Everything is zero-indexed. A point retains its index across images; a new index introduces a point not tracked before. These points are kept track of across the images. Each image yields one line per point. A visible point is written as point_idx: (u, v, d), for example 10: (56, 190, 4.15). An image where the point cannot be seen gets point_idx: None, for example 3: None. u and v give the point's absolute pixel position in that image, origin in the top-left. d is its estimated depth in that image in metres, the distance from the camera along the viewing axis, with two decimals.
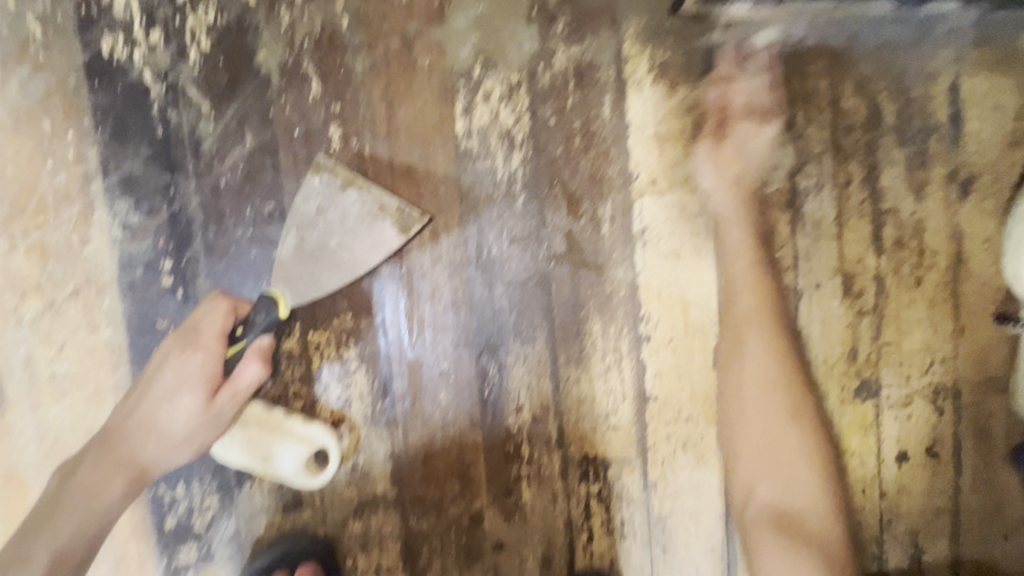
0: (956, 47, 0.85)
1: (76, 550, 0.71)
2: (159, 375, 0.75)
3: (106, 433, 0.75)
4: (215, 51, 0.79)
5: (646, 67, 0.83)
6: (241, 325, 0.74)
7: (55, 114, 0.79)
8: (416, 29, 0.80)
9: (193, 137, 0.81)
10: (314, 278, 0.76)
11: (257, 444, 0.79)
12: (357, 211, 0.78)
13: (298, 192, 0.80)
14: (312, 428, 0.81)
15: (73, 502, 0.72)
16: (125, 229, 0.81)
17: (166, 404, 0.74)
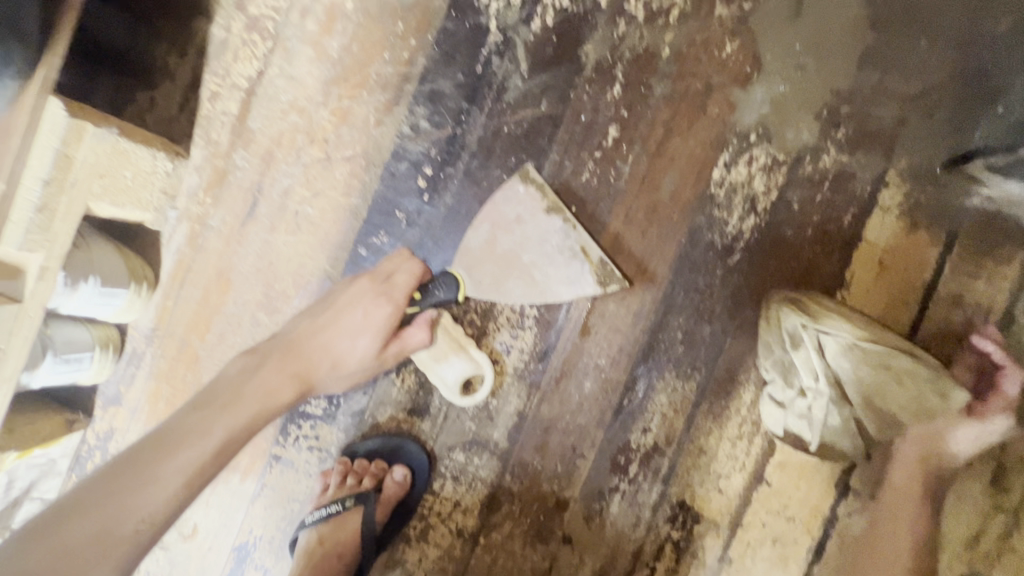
0: None
1: (239, 441, 0.79)
2: (348, 310, 0.86)
3: (280, 351, 0.85)
4: (553, 29, 0.93)
5: (898, 200, 0.89)
6: (422, 291, 0.86)
7: (410, 22, 0.95)
8: (720, 82, 0.91)
9: (501, 85, 0.94)
10: (498, 274, 0.87)
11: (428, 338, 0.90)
12: (559, 241, 0.88)
13: (501, 191, 0.90)
14: (472, 349, 0.90)
15: (244, 398, 0.81)
16: (412, 129, 0.95)
17: (349, 338, 0.86)
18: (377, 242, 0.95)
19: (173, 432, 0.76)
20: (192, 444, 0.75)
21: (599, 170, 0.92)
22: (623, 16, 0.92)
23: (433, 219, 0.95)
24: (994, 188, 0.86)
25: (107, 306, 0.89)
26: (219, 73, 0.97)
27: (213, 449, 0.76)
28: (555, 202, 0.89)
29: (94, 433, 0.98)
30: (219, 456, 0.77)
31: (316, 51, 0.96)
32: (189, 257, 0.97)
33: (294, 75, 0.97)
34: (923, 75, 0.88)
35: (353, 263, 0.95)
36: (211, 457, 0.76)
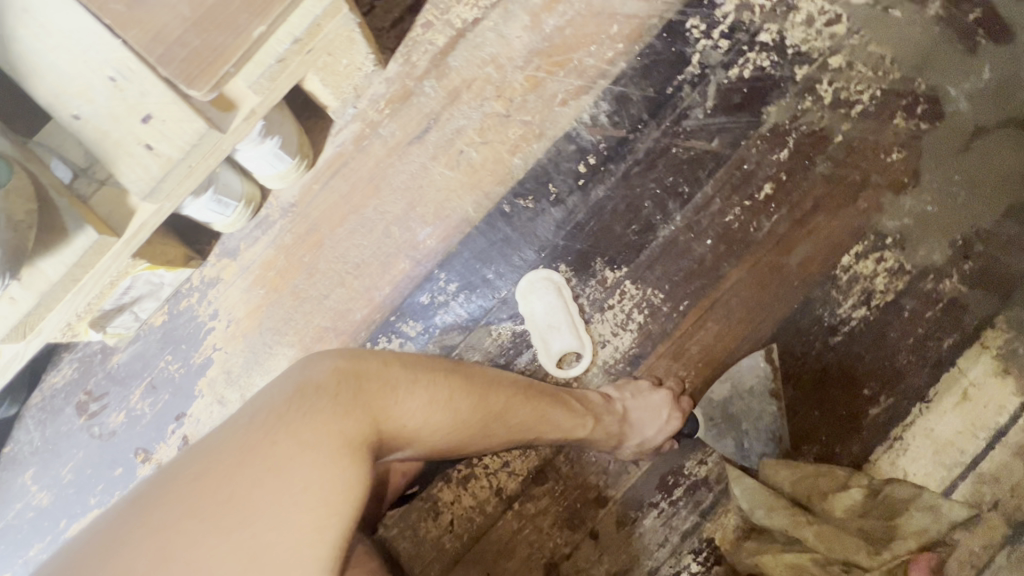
0: None
1: (470, 427, 0.71)
2: (652, 404, 0.92)
3: (596, 418, 0.87)
4: (747, 82, 1.01)
5: (997, 342, 0.95)
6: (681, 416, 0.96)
7: (624, 28, 1.03)
8: (876, 182, 0.98)
9: (684, 111, 1.01)
10: (715, 428, 0.96)
11: (555, 315, 0.96)
12: (773, 426, 0.95)
13: (742, 358, 0.97)
14: (589, 339, 0.97)
15: (539, 424, 0.81)
16: (590, 119, 1.02)
17: (650, 431, 0.91)
18: (522, 204, 1.01)
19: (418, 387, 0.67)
20: (441, 402, 0.68)
21: (744, 217, 0.99)
22: (811, 94, 1.00)
23: (580, 204, 1.01)
24: None
25: (270, 168, 0.96)
26: (439, 7, 1.05)
27: (454, 418, 0.69)
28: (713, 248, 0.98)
29: (201, 275, 1.03)
30: (449, 426, 0.68)
31: (531, 20, 1.04)
32: (350, 154, 1.03)
33: (504, 34, 1.04)
34: None
35: (494, 215, 1.01)
36: (447, 424, 0.68)
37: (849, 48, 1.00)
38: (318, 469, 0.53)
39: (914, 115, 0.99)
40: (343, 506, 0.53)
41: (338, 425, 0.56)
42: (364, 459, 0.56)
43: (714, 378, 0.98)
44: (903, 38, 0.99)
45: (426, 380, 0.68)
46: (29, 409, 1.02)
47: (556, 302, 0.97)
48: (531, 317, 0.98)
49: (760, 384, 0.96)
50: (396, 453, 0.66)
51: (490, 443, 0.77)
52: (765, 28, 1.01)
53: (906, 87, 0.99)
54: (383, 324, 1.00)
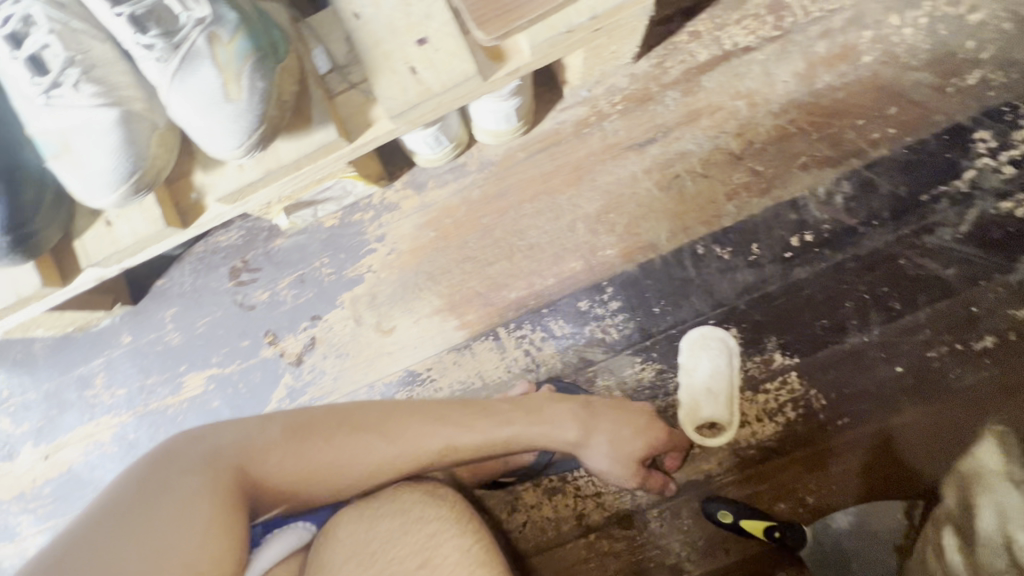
0: None
1: (439, 450, 0.73)
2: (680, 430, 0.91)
3: (522, 409, 0.80)
4: (1016, 222, 0.89)
5: None
6: (781, 525, 0.88)
7: (904, 114, 0.93)
8: None
9: (929, 226, 0.91)
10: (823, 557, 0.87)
11: (716, 380, 0.91)
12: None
13: (879, 501, 0.88)
14: (736, 418, 0.92)
15: (497, 432, 0.77)
16: (825, 194, 0.94)
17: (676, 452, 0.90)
18: (717, 252, 0.95)
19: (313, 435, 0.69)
20: (353, 443, 0.70)
21: (947, 360, 0.89)
22: None
23: (777, 277, 0.94)
24: None
25: (493, 123, 0.94)
26: (715, 22, 0.98)
27: (402, 453, 0.71)
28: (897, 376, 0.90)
29: (382, 196, 1.03)
30: (406, 455, 0.71)
31: (806, 69, 0.95)
32: (566, 136, 0.99)
33: (772, 74, 0.96)
34: None
35: (682, 251, 0.96)
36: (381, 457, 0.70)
37: None
38: (174, 526, 0.58)
39: None
40: (210, 539, 0.59)
41: (182, 486, 0.61)
42: (228, 512, 0.61)
43: (845, 506, 0.90)
44: None
45: (327, 419, 0.71)
46: (191, 255, 1.08)
47: (721, 368, 0.92)
48: (691, 370, 0.92)
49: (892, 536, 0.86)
50: (331, 493, 0.70)
51: (452, 440, 0.74)
52: None
53: None
54: (532, 312, 0.98)
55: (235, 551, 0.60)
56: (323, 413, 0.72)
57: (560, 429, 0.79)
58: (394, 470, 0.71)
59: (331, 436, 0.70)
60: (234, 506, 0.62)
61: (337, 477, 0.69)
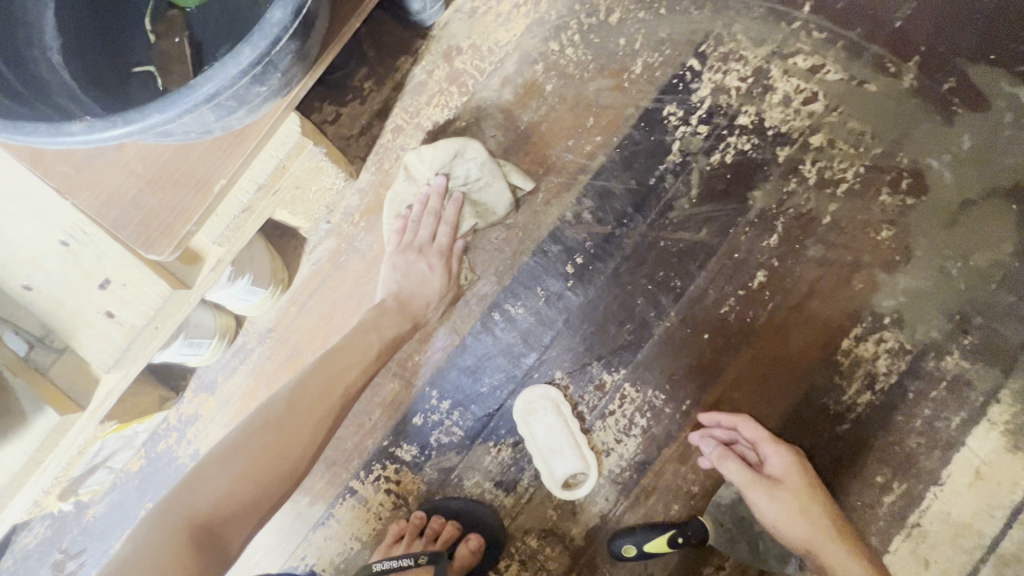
0: None
1: (366, 344, 0.88)
2: (424, 268, 0.93)
3: (365, 326, 0.89)
4: (730, 167, 0.99)
5: (1006, 416, 0.93)
6: (681, 535, 0.90)
7: (601, 120, 1.01)
8: (868, 262, 0.97)
9: (669, 202, 0.99)
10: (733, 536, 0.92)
11: (554, 437, 0.92)
12: None
13: None
14: (590, 455, 0.93)
15: (341, 366, 0.87)
16: (574, 217, 0.99)
17: (418, 272, 0.93)
18: (510, 311, 0.98)
19: (259, 425, 0.81)
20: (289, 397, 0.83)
21: (738, 307, 0.97)
22: (796, 175, 0.98)
23: (572, 307, 0.98)
24: None
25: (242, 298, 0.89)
26: (409, 110, 1.01)
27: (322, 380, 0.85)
28: (709, 342, 0.96)
29: (178, 413, 0.98)
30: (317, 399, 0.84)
31: (505, 119, 1.01)
32: (327, 272, 0.99)
33: (479, 134, 1.01)
34: None
35: (479, 326, 0.98)
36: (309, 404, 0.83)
37: (827, 126, 0.99)
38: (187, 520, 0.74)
39: (900, 190, 0.97)
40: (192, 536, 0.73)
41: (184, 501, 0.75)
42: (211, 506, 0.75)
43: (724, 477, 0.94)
44: (880, 113, 0.99)
45: (265, 423, 0.81)
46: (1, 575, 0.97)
47: (551, 423, 0.93)
48: (530, 441, 0.94)
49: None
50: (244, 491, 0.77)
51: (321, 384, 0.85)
52: (742, 111, 1.00)
53: (889, 162, 0.98)
54: (376, 450, 0.97)
55: (271, 486, 0.78)
56: (264, 418, 0.82)
57: (427, 282, 0.93)
58: (328, 391, 0.84)
59: (263, 432, 0.80)
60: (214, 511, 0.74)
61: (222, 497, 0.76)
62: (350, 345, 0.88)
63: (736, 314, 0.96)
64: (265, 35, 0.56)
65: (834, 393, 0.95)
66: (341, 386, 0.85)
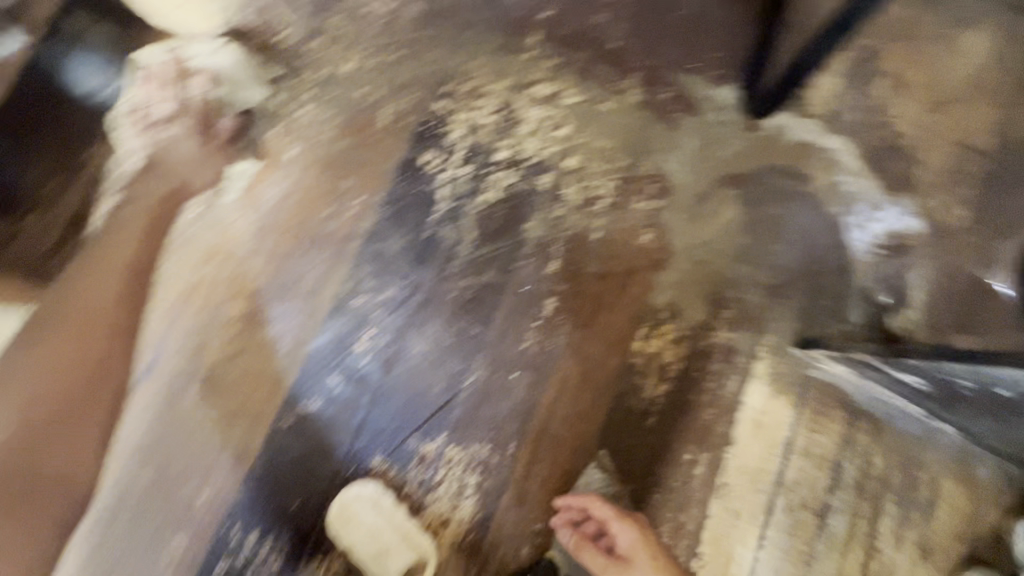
0: (958, 448, 1.16)
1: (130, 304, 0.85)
2: (199, 165, 0.88)
3: (78, 264, 0.84)
4: (500, 204, 0.99)
5: (766, 369, 1.10)
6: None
7: (358, 179, 0.93)
8: (639, 266, 1.05)
9: (448, 251, 0.97)
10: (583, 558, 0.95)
11: (376, 538, 0.86)
12: None
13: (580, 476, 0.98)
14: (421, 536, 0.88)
15: (90, 310, 0.84)
16: (354, 288, 0.92)
17: (187, 164, 0.88)
18: (305, 409, 0.88)
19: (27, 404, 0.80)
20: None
21: (538, 338, 0.99)
22: (561, 199, 1.02)
23: (374, 383, 0.91)
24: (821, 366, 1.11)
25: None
26: None
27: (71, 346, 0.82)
28: (519, 380, 0.97)
29: None
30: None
31: (246, 198, 0.89)
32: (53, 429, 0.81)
33: (217, 221, 0.88)
34: (779, 272, 1.13)
35: (274, 436, 0.87)
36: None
37: (579, 148, 1.04)
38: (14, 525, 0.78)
39: (649, 196, 1.07)
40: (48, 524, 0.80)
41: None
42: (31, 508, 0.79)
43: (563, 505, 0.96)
44: (620, 128, 1.07)
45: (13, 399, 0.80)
46: None
47: (370, 527, 0.86)
48: (358, 553, 0.86)
49: (601, 495, 0.98)
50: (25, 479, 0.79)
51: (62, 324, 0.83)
52: (499, 145, 1.00)
53: (636, 171, 1.07)
54: None
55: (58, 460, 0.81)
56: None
57: (162, 178, 0.87)
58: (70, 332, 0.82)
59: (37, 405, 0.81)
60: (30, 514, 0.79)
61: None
62: (78, 285, 0.84)
63: (537, 345, 0.99)
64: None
65: (637, 391, 1.02)
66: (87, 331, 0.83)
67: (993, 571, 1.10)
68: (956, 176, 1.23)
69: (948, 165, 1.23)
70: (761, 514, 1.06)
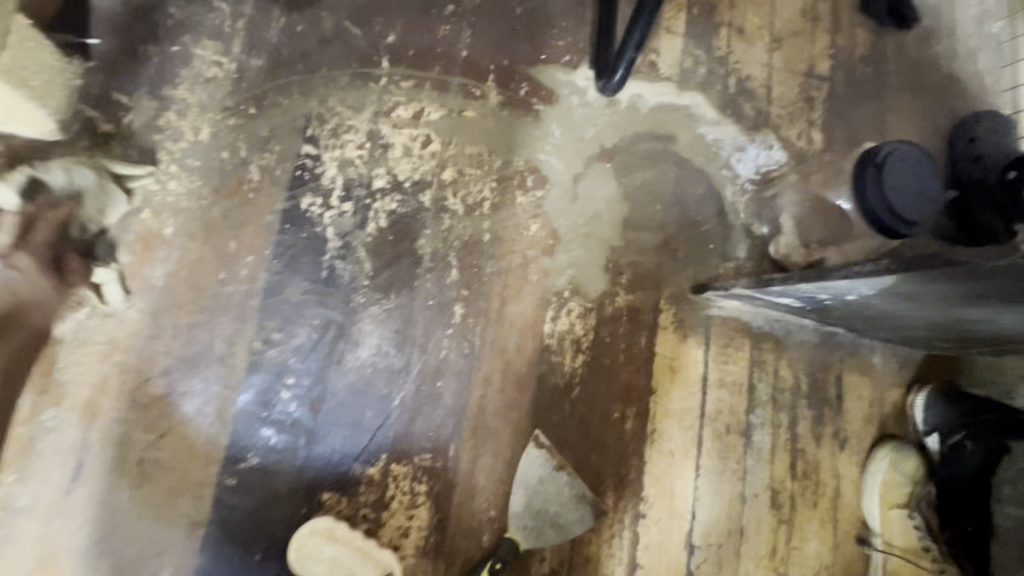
0: (852, 345, 1.29)
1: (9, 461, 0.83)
2: None
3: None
4: (388, 229, 1.04)
5: (670, 319, 1.21)
6: (499, 561, 0.99)
7: (243, 239, 0.96)
8: (534, 255, 1.12)
9: (350, 285, 1.01)
10: (540, 529, 1.03)
11: (340, 566, 0.91)
12: (569, 493, 1.06)
13: (521, 458, 1.05)
14: (384, 553, 0.94)
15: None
16: (264, 343, 0.95)
17: None
18: (245, 467, 0.92)
19: None
20: None
21: (454, 345, 1.05)
22: (446, 212, 1.08)
23: (307, 426, 0.95)
24: (718, 304, 1.22)
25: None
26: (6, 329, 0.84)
27: None
28: (445, 388, 1.03)
29: None
30: None
31: (135, 284, 0.91)
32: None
33: (111, 312, 0.90)
34: (664, 229, 1.23)
35: (220, 499, 0.90)
36: None
37: (451, 159, 1.10)
38: None
39: (528, 188, 1.14)
40: None
41: None
42: None
43: (511, 488, 1.04)
44: (486, 132, 1.13)
45: None
46: None
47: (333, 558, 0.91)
48: None
49: (545, 470, 1.06)
50: None
51: None
52: (374, 174, 1.05)
53: (511, 169, 1.14)
54: None
55: None
56: None
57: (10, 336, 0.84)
58: None
59: None
60: None
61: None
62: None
63: (454, 351, 1.05)
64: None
65: (557, 369, 1.11)
66: None
67: (901, 443, 1.25)
68: (805, 104, 1.34)
69: (797, 96, 1.34)
70: (693, 447, 1.18)
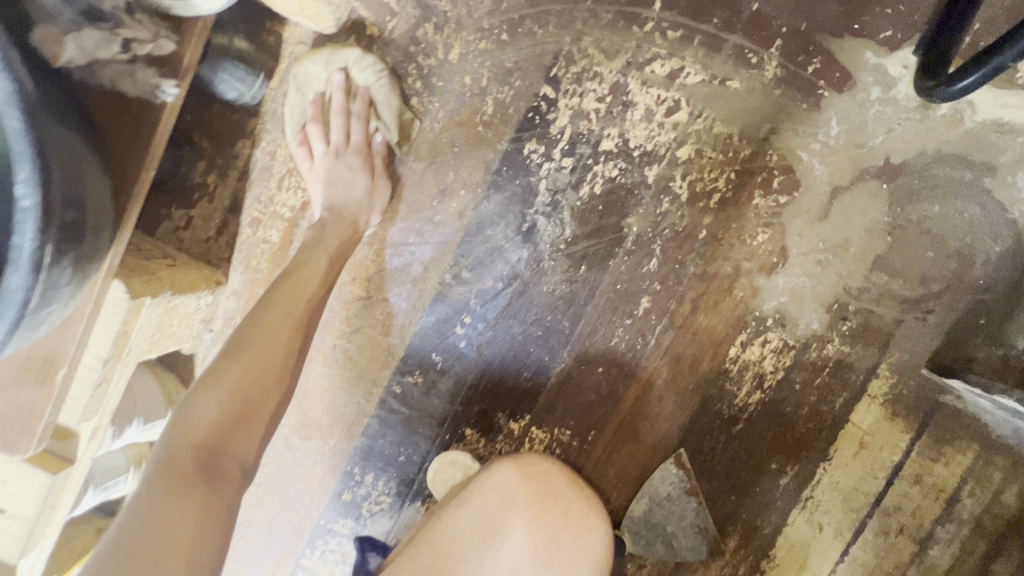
0: None
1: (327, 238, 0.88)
2: None
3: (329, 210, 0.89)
4: (601, 198, 0.96)
5: (884, 388, 1.00)
6: None
7: (461, 171, 0.96)
8: (748, 268, 0.98)
9: (545, 245, 0.97)
10: (649, 539, 1.02)
11: None
12: (691, 520, 1.02)
13: (657, 469, 1.01)
14: None
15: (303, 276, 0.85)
16: (454, 277, 0.98)
17: None
18: (410, 381, 1.00)
19: (265, 325, 0.79)
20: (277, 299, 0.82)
21: (627, 336, 0.99)
22: (667, 193, 0.96)
23: (470, 365, 1.00)
24: (954, 393, 0.99)
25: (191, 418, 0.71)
26: (262, 201, 0.96)
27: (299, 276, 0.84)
28: (604, 375, 1.00)
29: None
30: (308, 289, 0.84)
31: None
32: None
33: None
34: (924, 283, 0.97)
35: (386, 399, 1.01)
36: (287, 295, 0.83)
37: (694, 135, 0.95)
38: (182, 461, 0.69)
39: (771, 190, 0.96)
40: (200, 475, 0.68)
41: (174, 453, 0.69)
42: (199, 450, 0.70)
43: (635, 492, 1.02)
44: (746, 111, 0.95)
45: (254, 331, 0.79)
46: None
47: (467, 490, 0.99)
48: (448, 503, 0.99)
49: (675, 489, 1.01)
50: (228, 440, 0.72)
51: (307, 261, 0.86)
52: (605, 134, 0.95)
53: (758, 163, 0.96)
54: (318, 529, 1.03)
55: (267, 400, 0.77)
56: (274, 309, 0.81)
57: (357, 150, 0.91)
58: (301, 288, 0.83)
59: (269, 338, 0.79)
60: (194, 462, 0.69)
61: (569, 492, 0.91)
62: (322, 236, 0.88)
63: (625, 342, 0.99)
64: (10, 302, 0.49)
65: (728, 397, 1.00)
66: (312, 277, 0.85)
67: None
68: None
69: None
70: (849, 530, 1.03)
